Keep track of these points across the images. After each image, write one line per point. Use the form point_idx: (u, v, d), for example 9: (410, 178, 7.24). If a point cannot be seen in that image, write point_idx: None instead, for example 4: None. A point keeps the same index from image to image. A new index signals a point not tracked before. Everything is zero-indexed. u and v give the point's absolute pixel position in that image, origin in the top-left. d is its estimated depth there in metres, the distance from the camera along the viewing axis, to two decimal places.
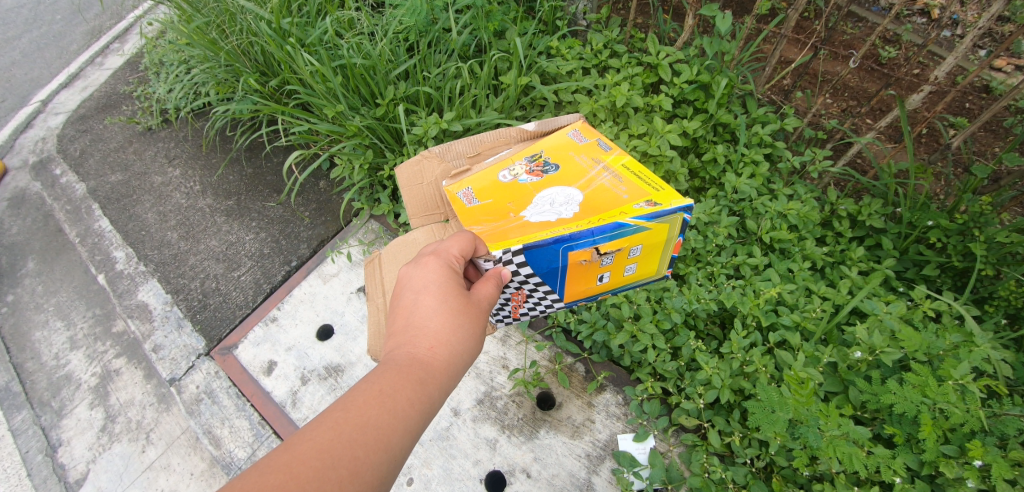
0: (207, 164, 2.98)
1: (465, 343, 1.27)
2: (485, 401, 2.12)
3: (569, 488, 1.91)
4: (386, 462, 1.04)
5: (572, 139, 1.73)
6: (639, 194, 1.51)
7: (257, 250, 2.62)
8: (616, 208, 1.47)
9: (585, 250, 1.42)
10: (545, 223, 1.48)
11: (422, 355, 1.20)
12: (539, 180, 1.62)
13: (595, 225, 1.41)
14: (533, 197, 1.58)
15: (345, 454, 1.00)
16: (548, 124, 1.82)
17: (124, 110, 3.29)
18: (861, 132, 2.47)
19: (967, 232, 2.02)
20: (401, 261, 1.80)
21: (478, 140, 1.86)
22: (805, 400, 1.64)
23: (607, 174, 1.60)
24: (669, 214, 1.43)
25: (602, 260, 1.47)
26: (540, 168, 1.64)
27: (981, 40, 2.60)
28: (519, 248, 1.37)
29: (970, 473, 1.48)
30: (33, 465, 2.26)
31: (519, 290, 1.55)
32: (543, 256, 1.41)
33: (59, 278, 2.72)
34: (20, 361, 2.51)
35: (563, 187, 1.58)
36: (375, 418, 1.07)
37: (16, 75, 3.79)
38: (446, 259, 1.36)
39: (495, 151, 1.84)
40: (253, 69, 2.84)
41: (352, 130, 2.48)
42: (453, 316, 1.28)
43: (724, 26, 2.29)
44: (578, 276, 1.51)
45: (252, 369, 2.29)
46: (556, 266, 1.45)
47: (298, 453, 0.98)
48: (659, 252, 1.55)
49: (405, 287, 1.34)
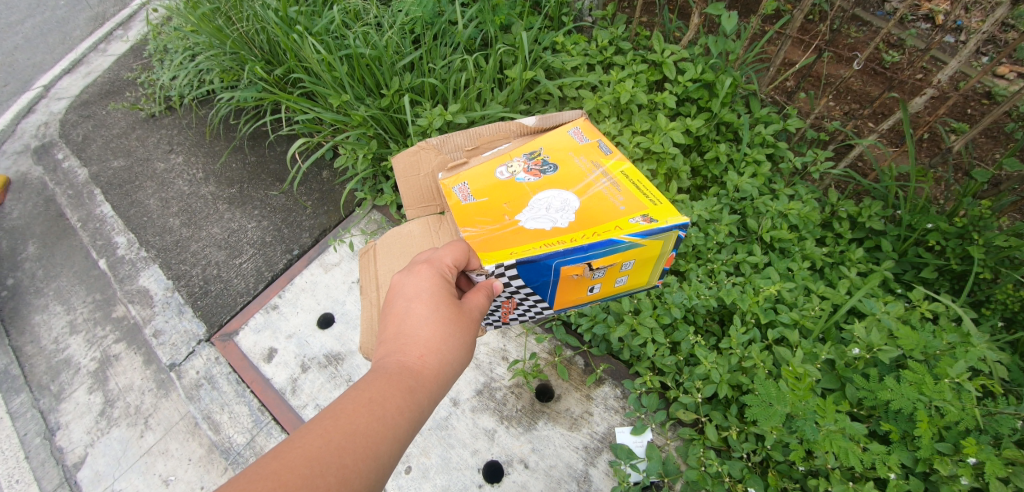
0: (210, 151, 2.98)
1: (456, 351, 1.28)
2: (484, 392, 2.14)
3: (566, 479, 1.93)
4: (374, 469, 1.03)
5: (572, 139, 1.74)
6: (636, 207, 1.48)
7: (259, 238, 2.63)
8: (611, 221, 1.45)
9: (577, 265, 1.42)
10: (539, 232, 1.46)
11: (412, 364, 1.20)
12: (536, 182, 1.62)
13: (589, 240, 1.39)
14: (529, 200, 1.57)
15: (334, 461, 0.99)
16: (550, 119, 1.86)
17: (128, 96, 3.28)
18: (863, 134, 2.49)
19: (966, 235, 2.05)
20: (396, 252, 1.94)
21: (476, 133, 1.88)
22: (803, 394, 1.67)
23: (606, 181, 1.59)
24: (666, 231, 1.40)
25: (594, 274, 1.48)
26: (537, 168, 1.65)
27: (983, 47, 2.62)
28: (511, 263, 1.36)
29: (964, 471, 1.50)
30: (31, 448, 2.27)
31: (510, 298, 1.57)
32: (535, 271, 1.40)
33: (60, 262, 2.72)
34: (19, 344, 2.51)
35: (560, 191, 1.57)
36: (364, 425, 1.06)
37: (18, 59, 3.77)
38: (438, 269, 1.38)
39: (494, 144, 1.89)
40: (259, 57, 2.84)
41: (357, 120, 2.48)
42: (444, 325, 1.28)
43: (730, 25, 2.30)
44: (569, 287, 1.52)
45: (252, 356, 2.29)
46: (547, 279, 1.45)
47: (286, 460, 0.97)
48: (651, 266, 1.55)
49: (397, 294, 1.34)
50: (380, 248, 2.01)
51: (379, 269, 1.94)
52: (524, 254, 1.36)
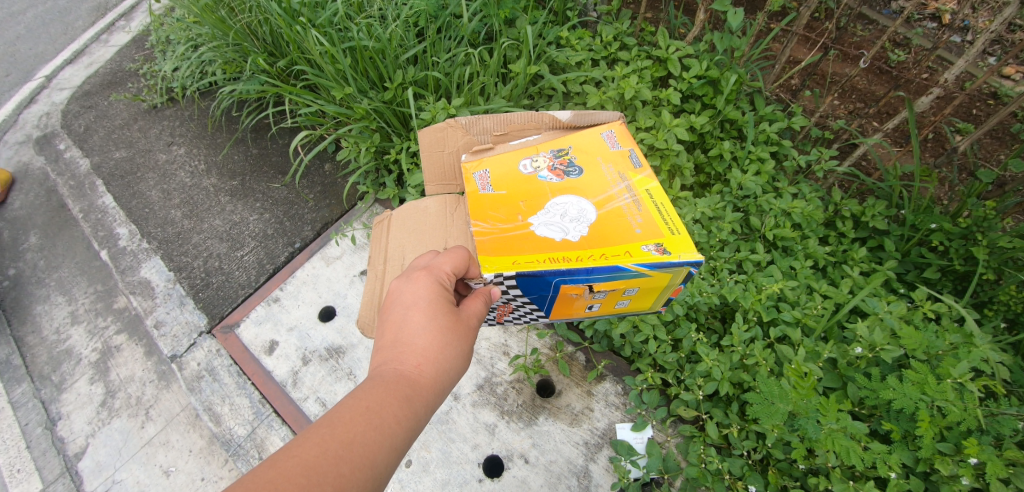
0: (212, 143, 2.97)
1: (453, 360, 1.27)
2: (485, 386, 2.14)
3: (566, 475, 1.94)
4: (370, 479, 1.04)
5: (604, 142, 1.72)
6: (652, 233, 1.45)
7: (261, 230, 2.62)
8: (623, 244, 1.43)
9: (578, 285, 1.44)
10: (549, 242, 1.46)
11: (409, 373, 1.20)
12: (557, 183, 1.61)
13: (595, 261, 1.39)
14: (547, 203, 1.56)
15: (329, 470, 1.00)
16: (586, 117, 1.79)
17: (130, 87, 3.26)
18: (868, 134, 2.50)
19: (970, 236, 2.05)
20: (409, 228, 1.94)
21: (507, 119, 1.80)
22: (805, 393, 1.67)
23: (628, 197, 1.56)
24: (675, 266, 1.38)
25: (593, 295, 1.51)
26: (562, 169, 1.64)
27: (990, 48, 2.61)
28: (511, 274, 1.37)
29: (965, 471, 1.51)
30: (32, 438, 2.28)
31: (508, 303, 1.59)
32: (536, 285, 1.42)
33: (61, 253, 2.71)
34: (21, 335, 2.51)
35: (578, 199, 1.56)
36: (360, 435, 1.06)
37: (20, 50, 3.75)
38: (437, 277, 1.38)
39: (523, 133, 1.83)
40: (262, 49, 2.83)
41: (360, 113, 2.47)
42: (443, 333, 1.28)
43: (735, 22, 2.27)
44: (566, 302, 1.55)
45: (253, 349, 2.29)
46: (547, 293, 1.48)
47: (282, 470, 0.98)
48: (656, 294, 1.55)
49: (395, 300, 1.33)
50: (395, 221, 1.99)
51: (390, 242, 1.93)
52: (526, 268, 1.37)
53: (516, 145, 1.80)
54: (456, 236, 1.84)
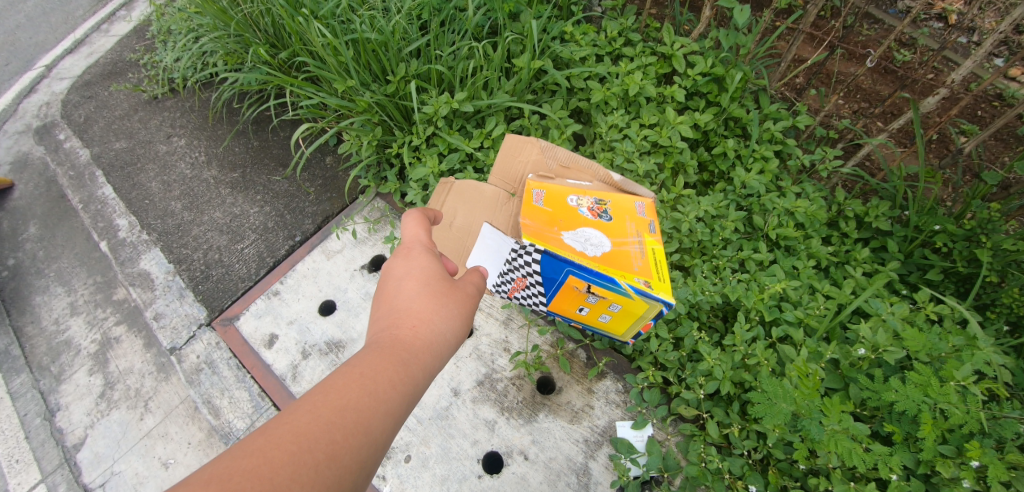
0: (213, 135, 2.95)
1: (449, 322, 1.27)
2: (485, 383, 2.13)
3: (566, 472, 1.94)
4: (366, 445, 1.04)
5: (634, 209, 1.86)
6: (646, 274, 1.65)
7: (262, 223, 2.61)
8: (623, 270, 1.63)
9: (582, 282, 1.64)
10: (570, 246, 1.65)
11: (403, 336, 1.20)
12: (593, 220, 1.77)
13: (601, 272, 1.60)
14: (580, 228, 1.74)
15: (322, 436, 1.00)
16: (631, 186, 2.02)
17: (130, 78, 3.23)
18: (872, 134, 2.48)
19: (974, 238, 2.05)
20: (466, 201, 2.00)
21: (576, 158, 2.02)
22: (809, 393, 1.68)
23: (637, 246, 1.73)
24: (653, 301, 1.59)
25: (589, 296, 1.71)
26: (599, 212, 1.79)
27: (996, 49, 2.60)
28: (540, 248, 1.60)
29: (966, 474, 1.52)
30: (31, 428, 2.28)
31: (525, 278, 1.83)
32: (553, 267, 1.64)
33: (61, 244, 2.70)
34: (20, 325, 2.50)
35: (602, 235, 1.73)
36: (353, 401, 1.07)
37: (20, 39, 3.72)
38: (423, 246, 1.40)
39: (580, 176, 2.00)
40: (264, 40, 2.80)
41: (362, 106, 2.43)
42: (435, 298, 1.28)
43: (742, 18, 2.24)
44: (567, 296, 1.77)
45: (253, 342, 2.29)
46: (557, 279, 1.69)
47: (274, 437, 0.98)
48: (632, 320, 1.79)
49: (387, 271, 1.34)
50: (454, 188, 2.04)
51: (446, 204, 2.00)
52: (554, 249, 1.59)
53: (572, 184, 1.93)
54: (501, 224, 1.92)
